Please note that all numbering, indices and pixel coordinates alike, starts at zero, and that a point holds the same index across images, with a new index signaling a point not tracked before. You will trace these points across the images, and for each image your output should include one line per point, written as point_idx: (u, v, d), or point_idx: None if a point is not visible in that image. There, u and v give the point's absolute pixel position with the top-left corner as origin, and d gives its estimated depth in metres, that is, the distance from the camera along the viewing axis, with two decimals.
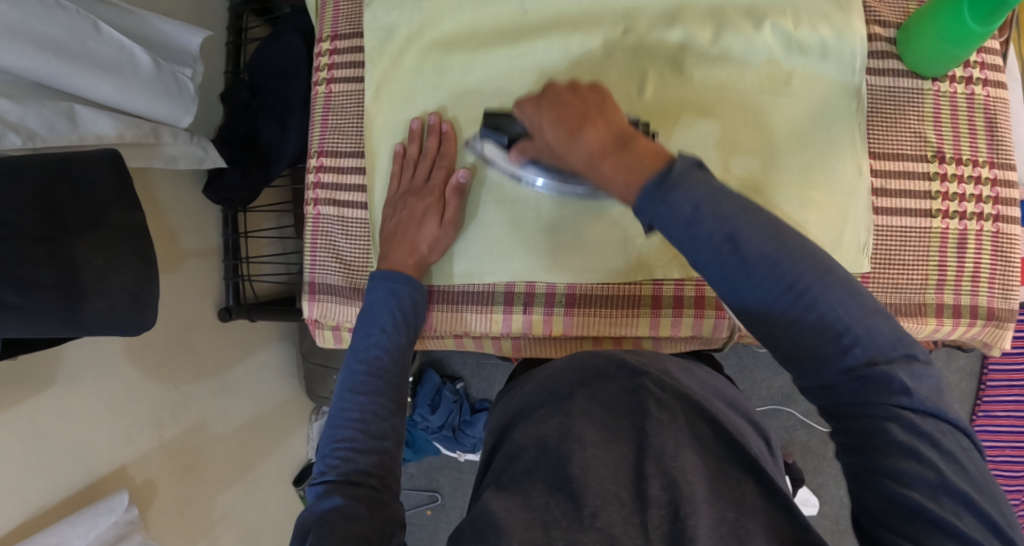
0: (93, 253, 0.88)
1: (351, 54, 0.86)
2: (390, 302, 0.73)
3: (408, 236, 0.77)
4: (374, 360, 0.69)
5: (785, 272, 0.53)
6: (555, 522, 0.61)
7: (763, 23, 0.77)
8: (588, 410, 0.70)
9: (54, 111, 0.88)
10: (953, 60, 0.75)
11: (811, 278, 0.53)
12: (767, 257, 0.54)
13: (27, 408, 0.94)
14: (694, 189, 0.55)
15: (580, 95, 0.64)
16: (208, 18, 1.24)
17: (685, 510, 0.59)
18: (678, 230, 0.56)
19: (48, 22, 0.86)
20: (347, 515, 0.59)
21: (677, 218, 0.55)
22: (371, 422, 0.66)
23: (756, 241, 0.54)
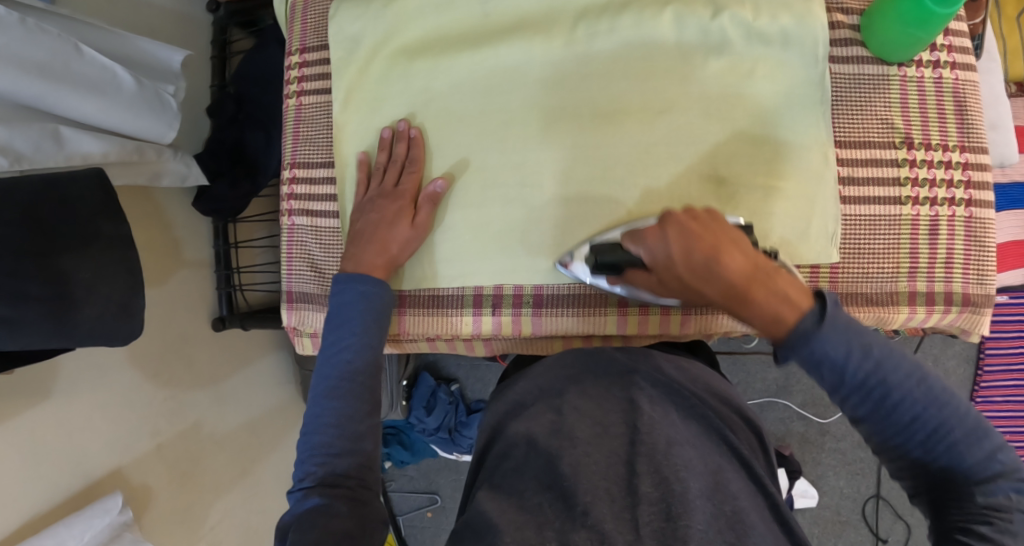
0: (79, 264, 0.90)
1: (319, 66, 0.88)
2: (363, 304, 0.73)
3: (380, 235, 0.77)
4: (345, 365, 0.69)
5: (923, 415, 0.56)
6: (548, 521, 0.61)
7: (721, 14, 0.76)
8: (578, 406, 0.70)
9: (40, 132, 0.91)
10: (919, 44, 0.74)
11: (955, 423, 0.56)
12: (906, 395, 0.56)
13: (24, 420, 0.97)
14: (846, 335, 0.57)
15: (706, 225, 0.64)
16: (191, 33, 1.26)
17: (677, 510, 0.60)
18: (828, 370, 0.58)
19: (31, 45, 0.88)
20: (326, 513, 0.60)
21: (834, 364, 0.57)
22: (346, 426, 0.66)
23: (900, 380, 0.57)
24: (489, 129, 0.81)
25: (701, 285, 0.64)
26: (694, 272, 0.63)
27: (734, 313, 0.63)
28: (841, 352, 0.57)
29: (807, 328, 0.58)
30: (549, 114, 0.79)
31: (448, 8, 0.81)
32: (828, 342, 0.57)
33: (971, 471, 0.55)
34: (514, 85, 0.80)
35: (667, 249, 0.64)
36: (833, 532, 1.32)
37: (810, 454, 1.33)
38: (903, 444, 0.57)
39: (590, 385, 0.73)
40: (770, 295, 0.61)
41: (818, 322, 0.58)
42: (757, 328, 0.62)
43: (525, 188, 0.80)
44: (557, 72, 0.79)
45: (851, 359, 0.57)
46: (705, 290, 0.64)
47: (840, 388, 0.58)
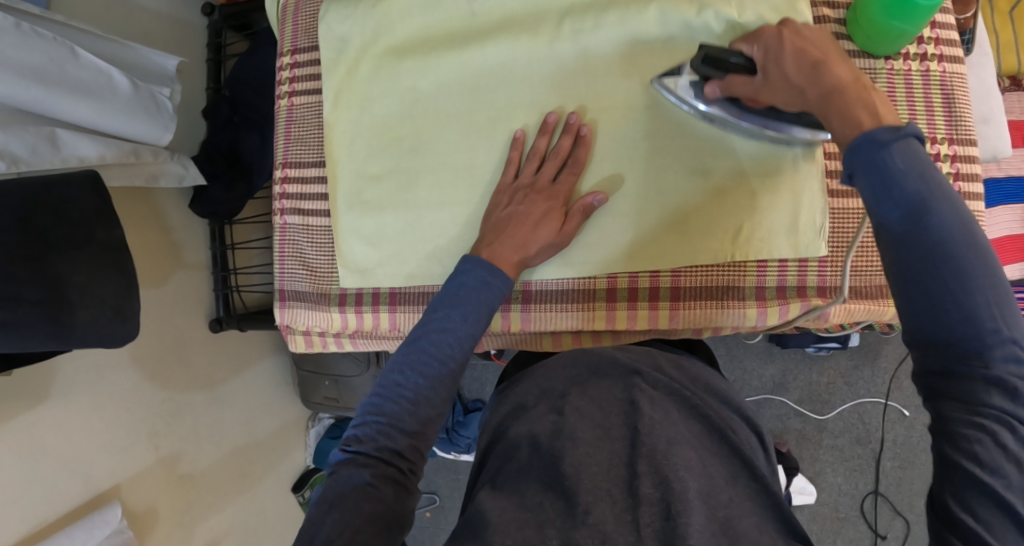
0: (75, 268, 0.91)
1: (310, 66, 0.88)
2: (483, 294, 0.70)
3: (522, 233, 0.74)
4: (445, 347, 0.67)
5: (952, 264, 0.51)
6: (550, 521, 0.62)
7: (707, 9, 0.76)
8: (581, 407, 0.70)
9: (37, 135, 0.92)
10: (905, 36, 0.74)
11: (982, 292, 0.51)
12: (947, 238, 0.51)
13: (23, 422, 0.97)
14: (912, 159, 0.53)
15: (817, 38, 0.63)
16: (186, 37, 1.27)
17: (678, 508, 0.60)
18: (880, 183, 0.54)
19: (26, 51, 0.89)
20: (373, 495, 0.59)
21: (891, 176, 0.53)
22: (422, 406, 0.64)
23: (945, 221, 0.52)
24: (478, 127, 0.81)
25: (800, 85, 0.63)
26: (798, 69, 0.63)
27: (822, 112, 0.60)
28: (904, 167, 0.53)
29: (880, 131, 0.54)
30: (537, 111, 0.80)
31: (437, 8, 0.81)
32: (897, 151, 0.53)
33: (982, 345, 0.50)
34: (502, 83, 0.80)
35: (780, 50, 0.64)
36: (832, 529, 1.31)
37: (808, 451, 1.32)
38: (924, 295, 0.52)
39: (596, 385, 0.73)
40: (864, 95, 0.58)
41: (890, 133, 0.54)
42: (834, 133, 0.59)
43: None
44: (543, 69, 0.80)
45: (904, 181, 0.53)
46: (800, 85, 0.63)
47: (883, 204, 0.54)
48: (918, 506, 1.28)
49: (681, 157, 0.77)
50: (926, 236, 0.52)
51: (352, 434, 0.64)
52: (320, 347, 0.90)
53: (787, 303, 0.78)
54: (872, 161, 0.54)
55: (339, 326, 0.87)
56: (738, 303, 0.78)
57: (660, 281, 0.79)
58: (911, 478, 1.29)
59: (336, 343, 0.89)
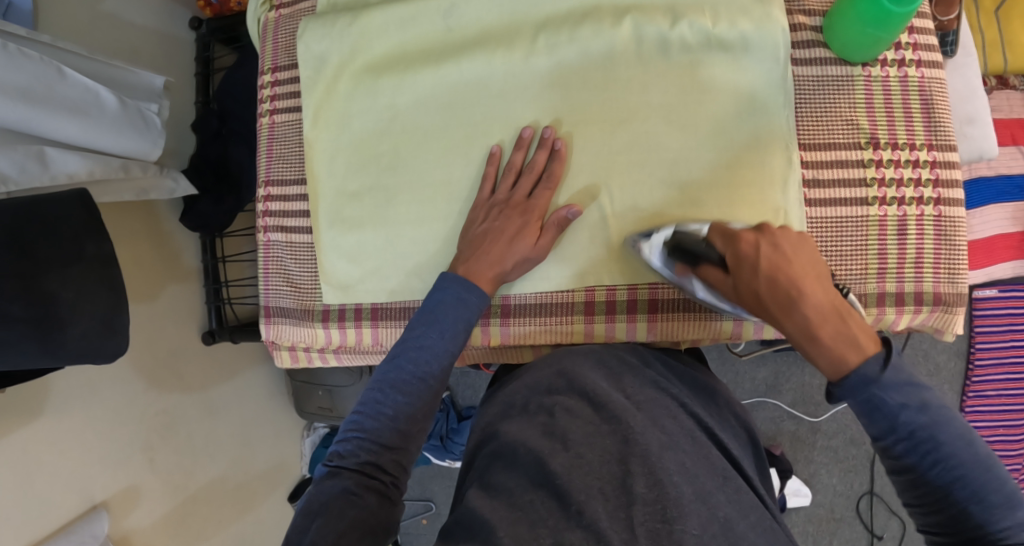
0: (64, 285, 0.92)
1: (290, 84, 0.88)
2: (458, 309, 0.71)
3: (497, 250, 0.75)
4: (422, 362, 0.68)
5: (963, 473, 0.55)
6: (541, 520, 0.62)
7: (680, 20, 0.77)
8: (571, 407, 0.70)
9: (24, 154, 0.92)
10: (879, 43, 0.74)
11: (993, 490, 0.55)
12: (953, 449, 0.56)
13: (16, 439, 0.98)
14: (905, 387, 0.57)
15: (782, 250, 0.64)
16: (173, 52, 1.27)
17: (673, 513, 0.61)
18: (882, 415, 0.58)
19: (13, 71, 0.90)
20: (357, 503, 0.60)
21: (888, 408, 0.57)
22: (403, 421, 0.65)
23: (948, 437, 0.56)
24: (456, 143, 0.81)
25: (777, 312, 0.63)
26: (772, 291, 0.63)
27: (805, 347, 0.62)
28: (899, 402, 0.57)
29: (869, 369, 0.57)
30: (514, 126, 0.80)
31: (412, 24, 0.82)
32: (890, 388, 0.57)
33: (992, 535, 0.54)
34: (479, 99, 0.81)
35: (750, 272, 0.65)
36: (827, 531, 1.31)
37: (802, 453, 1.32)
38: (943, 500, 0.56)
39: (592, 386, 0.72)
40: (843, 332, 0.60)
41: (879, 368, 0.57)
42: (822, 369, 0.61)
43: None
44: (520, 83, 0.80)
45: (905, 408, 0.57)
46: (774, 315, 0.64)
47: (889, 434, 0.58)
48: None
49: (658, 170, 0.77)
50: (935, 453, 0.56)
51: (336, 450, 0.64)
52: (305, 362, 0.90)
53: (765, 318, 0.78)
54: (869, 395, 0.58)
55: (324, 342, 0.87)
56: (714, 318, 0.78)
57: (638, 294, 0.80)
58: None
59: (321, 358, 0.89)
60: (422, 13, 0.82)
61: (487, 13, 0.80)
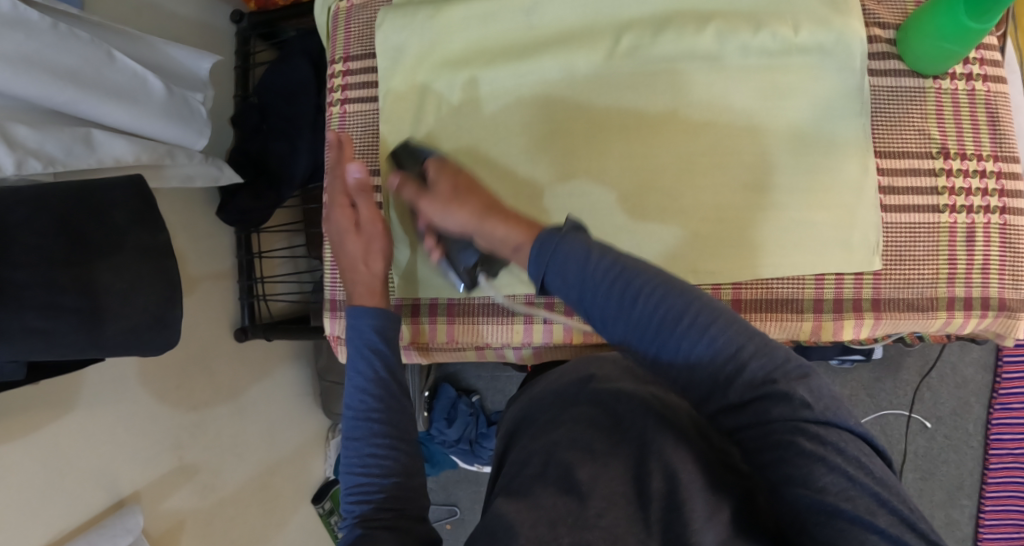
0: (116, 276, 0.89)
1: (363, 75, 0.89)
2: (357, 336, 0.73)
3: (345, 251, 0.79)
4: (359, 403, 0.70)
5: (667, 315, 0.59)
6: (562, 518, 0.59)
7: (762, 28, 0.79)
8: (594, 418, 0.68)
9: (72, 136, 0.90)
10: (953, 57, 0.76)
11: (718, 330, 0.58)
12: (652, 296, 0.60)
13: (50, 433, 0.95)
14: (577, 253, 0.62)
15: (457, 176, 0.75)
16: (215, 43, 1.25)
17: (680, 499, 0.58)
18: (572, 281, 0.62)
19: (62, 52, 0.88)
20: (370, 541, 0.61)
21: (569, 279, 0.62)
22: (371, 464, 0.67)
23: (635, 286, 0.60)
24: (536, 139, 0.82)
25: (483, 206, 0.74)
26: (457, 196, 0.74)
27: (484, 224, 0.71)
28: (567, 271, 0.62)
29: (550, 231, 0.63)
30: (594, 124, 0.81)
31: (493, 19, 0.83)
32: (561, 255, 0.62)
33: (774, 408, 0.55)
34: (558, 97, 0.82)
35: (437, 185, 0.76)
36: None
37: None
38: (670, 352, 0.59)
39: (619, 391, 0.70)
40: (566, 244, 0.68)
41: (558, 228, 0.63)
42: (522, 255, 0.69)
43: (569, 198, 0.82)
44: (600, 84, 0.81)
45: (590, 264, 0.62)
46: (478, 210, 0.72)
47: (606, 295, 0.61)
48: (940, 517, 1.31)
49: (737, 172, 0.79)
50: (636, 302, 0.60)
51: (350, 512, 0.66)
52: None
53: (842, 319, 0.79)
54: (558, 256, 0.62)
55: None
56: (797, 317, 0.80)
57: (722, 293, 0.81)
58: (933, 490, 1.31)
59: None
60: (505, 8, 0.82)
61: (569, 13, 0.82)
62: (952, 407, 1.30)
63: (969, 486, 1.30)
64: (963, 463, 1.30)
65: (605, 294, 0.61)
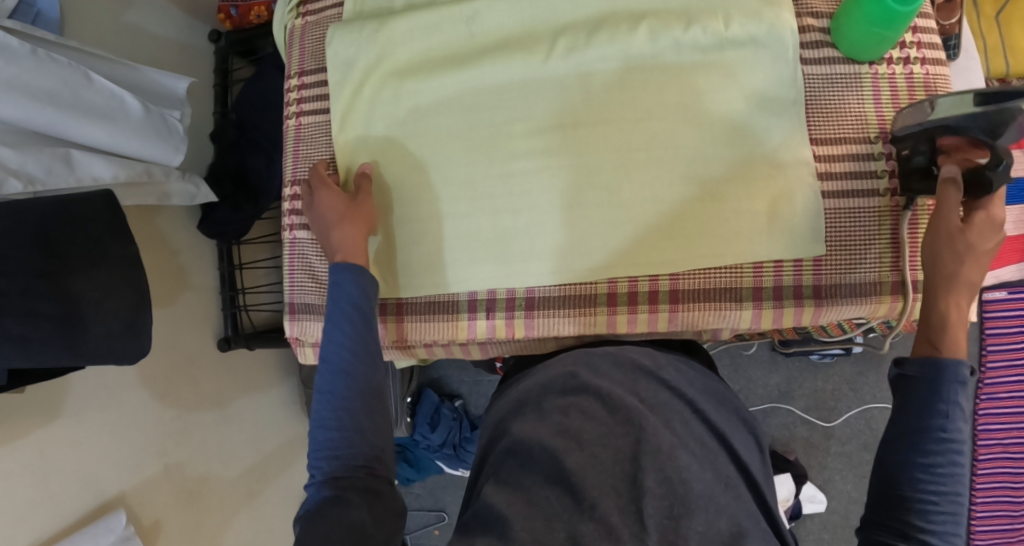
0: (89, 284, 0.93)
1: (316, 87, 0.92)
2: (340, 297, 0.76)
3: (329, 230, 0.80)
4: (340, 358, 0.73)
5: (924, 423, 0.65)
6: (557, 515, 0.64)
7: (694, 24, 0.79)
8: (587, 408, 0.71)
9: (51, 156, 0.93)
10: (884, 42, 0.77)
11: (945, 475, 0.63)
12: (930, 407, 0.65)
13: (35, 438, 0.98)
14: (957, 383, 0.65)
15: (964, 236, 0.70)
16: (195, 64, 1.31)
17: (679, 510, 0.63)
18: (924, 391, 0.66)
19: (41, 75, 0.91)
20: (338, 503, 0.64)
21: (932, 395, 0.65)
22: (346, 418, 0.70)
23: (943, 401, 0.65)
24: (481, 142, 0.84)
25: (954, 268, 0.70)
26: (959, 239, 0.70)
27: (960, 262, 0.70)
28: (945, 409, 0.65)
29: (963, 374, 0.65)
30: (535, 125, 0.83)
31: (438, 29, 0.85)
32: (951, 379, 0.65)
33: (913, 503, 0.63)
34: (500, 101, 0.83)
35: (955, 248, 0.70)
36: (843, 537, 1.30)
37: (817, 458, 1.32)
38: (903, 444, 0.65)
39: (604, 389, 0.72)
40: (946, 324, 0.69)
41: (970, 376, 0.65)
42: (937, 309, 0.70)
43: (514, 196, 0.83)
44: (539, 84, 0.83)
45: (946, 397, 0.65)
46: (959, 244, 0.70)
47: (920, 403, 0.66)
48: None
49: (678, 166, 0.80)
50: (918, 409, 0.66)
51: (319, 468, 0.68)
52: None
53: (782, 307, 0.79)
54: (940, 375, 0.65)
55: None
56: (735, 305, 0.80)
57: (660, 284, 0.81)
58: None
59: None
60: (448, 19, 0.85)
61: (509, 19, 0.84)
62: None
63: None
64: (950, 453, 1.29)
65: (920, 391, 0.66)
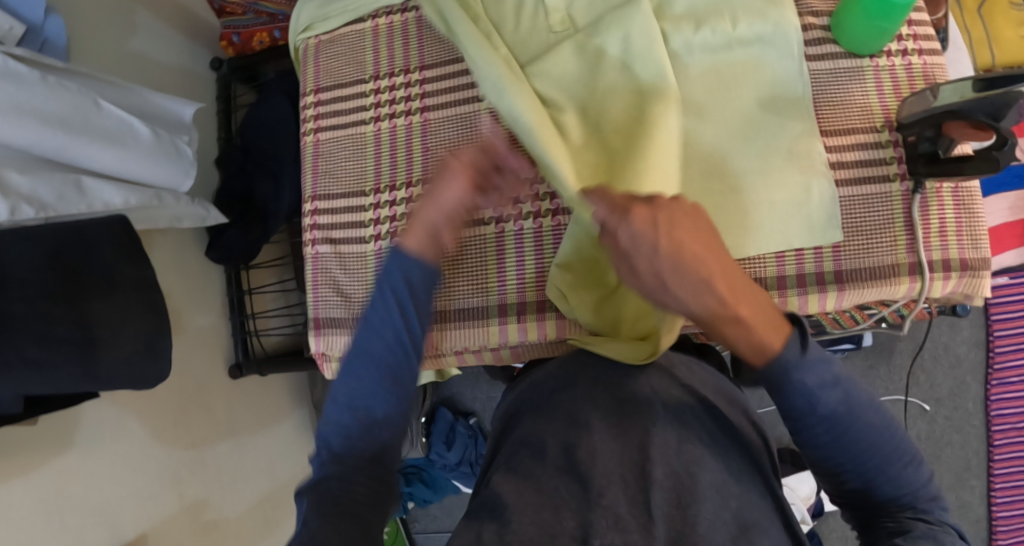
0: (107, 308, 0.93)
1: (332, 104, 0.93)
2: (400, 283, 0.65)
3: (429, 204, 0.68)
4: (381, 350, 0.64)
5: (843, 427, 0.59)
6: (564, 504, 0.63)
7: (703, 26, 0.82)
8: (595, 397, 0.72)
9: (62, 181, 0.91)
10: (884, 34, 0.80)
11: (879, 447, 0.60)
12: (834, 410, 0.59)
13: (50, 470, 0.95)
14: (821, 367, 0.59)
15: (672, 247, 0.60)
16: (196, 92, 1.32)
17: (687, 499, 0.62)
18: (803, 399, 0.59)
19: (52, 99, 0.90)
20: (344, 495, 0.60)
21: (812, 401, 0.59)
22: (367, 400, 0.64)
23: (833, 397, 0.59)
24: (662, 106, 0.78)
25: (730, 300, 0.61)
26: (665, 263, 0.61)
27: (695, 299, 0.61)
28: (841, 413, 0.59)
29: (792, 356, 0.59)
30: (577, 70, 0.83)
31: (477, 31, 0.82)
32: (809, 370, 0.59)
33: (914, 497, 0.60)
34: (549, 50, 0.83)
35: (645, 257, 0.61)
36: None
37: None
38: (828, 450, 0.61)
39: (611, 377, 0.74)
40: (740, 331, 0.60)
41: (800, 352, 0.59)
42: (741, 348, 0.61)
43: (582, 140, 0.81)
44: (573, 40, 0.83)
45: (827, 393, 0.59)
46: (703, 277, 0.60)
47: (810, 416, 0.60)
48: (952, 499, 1.38)
49: (696, 161, 0.82)
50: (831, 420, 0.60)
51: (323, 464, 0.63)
52: None
53: (807, 294, 0.81)
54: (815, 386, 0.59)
55: None
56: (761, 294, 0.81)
57: None
58: (940, 473, 1.38)
59: None
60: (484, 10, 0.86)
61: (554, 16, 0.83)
62: (948, 387, 1.38)
63: (976, 466, 1.38)
64: (966, 442, 1.38)
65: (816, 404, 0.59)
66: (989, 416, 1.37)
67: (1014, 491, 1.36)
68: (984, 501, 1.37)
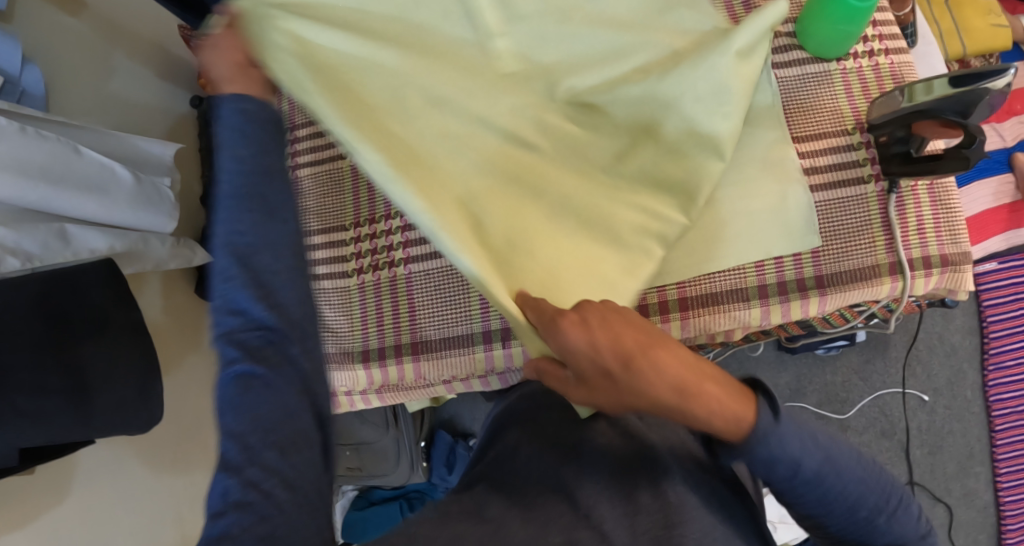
0: (97, 353, 0.93)
1: (307, 139, 0.94)
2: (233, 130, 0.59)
3: None
4: (240, 240, 0.57)
5: (828, 482, 0.57)
6: (554, 520, 0.62)
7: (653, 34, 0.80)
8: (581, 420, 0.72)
9: (47, 232, 0.89)
10: (849, 37, 0.81)
11: (867, 490, 0.59)
12: (813, 463, 0.57)
13: (49, 520, 0.96)
14: (795, 436, 0.56)
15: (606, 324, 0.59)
16: (178, 131, 1.32)
17: (674, 520, 0.61)
18: (783, 470, 0.57)
19: (33, 150, 0.89)
20: (267, 388, 0.55)
21: (790, 464, 0.56)
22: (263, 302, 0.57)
23: (813, 461, 0.57)
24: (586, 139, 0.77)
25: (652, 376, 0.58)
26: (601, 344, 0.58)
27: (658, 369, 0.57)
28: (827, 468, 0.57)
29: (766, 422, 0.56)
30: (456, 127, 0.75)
31: (345, 98, 0.70)
32: (784, 443, 0.56)
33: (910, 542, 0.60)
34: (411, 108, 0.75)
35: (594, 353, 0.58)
36: None
37: None
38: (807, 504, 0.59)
39: None
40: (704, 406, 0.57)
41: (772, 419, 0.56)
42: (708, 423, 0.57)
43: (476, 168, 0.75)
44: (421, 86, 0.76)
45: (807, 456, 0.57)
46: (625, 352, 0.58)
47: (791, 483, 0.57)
48: (957, 488, 1.37)
49: None
50: (812, 477, 0.57)
51: (262, 324, 0.57)
52: (347, 405, 0.92)
53: (789, 301, 0.81)
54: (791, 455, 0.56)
55: (366, 383, 0.88)
56: (744, 304, 0.82)
57: (667, 295, 0.83)
58: (944, 462, 1.37)
59: (364, 399, 0.92)
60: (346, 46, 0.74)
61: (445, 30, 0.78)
62: (945, 376, 1.38)
63: (979, 453, 1.37)
64: (968, 429, 1.38)
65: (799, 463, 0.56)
66: (989, 402, 1.37)
67: (1018, 476, 1.36)
68: (990, 488, 1.37)
